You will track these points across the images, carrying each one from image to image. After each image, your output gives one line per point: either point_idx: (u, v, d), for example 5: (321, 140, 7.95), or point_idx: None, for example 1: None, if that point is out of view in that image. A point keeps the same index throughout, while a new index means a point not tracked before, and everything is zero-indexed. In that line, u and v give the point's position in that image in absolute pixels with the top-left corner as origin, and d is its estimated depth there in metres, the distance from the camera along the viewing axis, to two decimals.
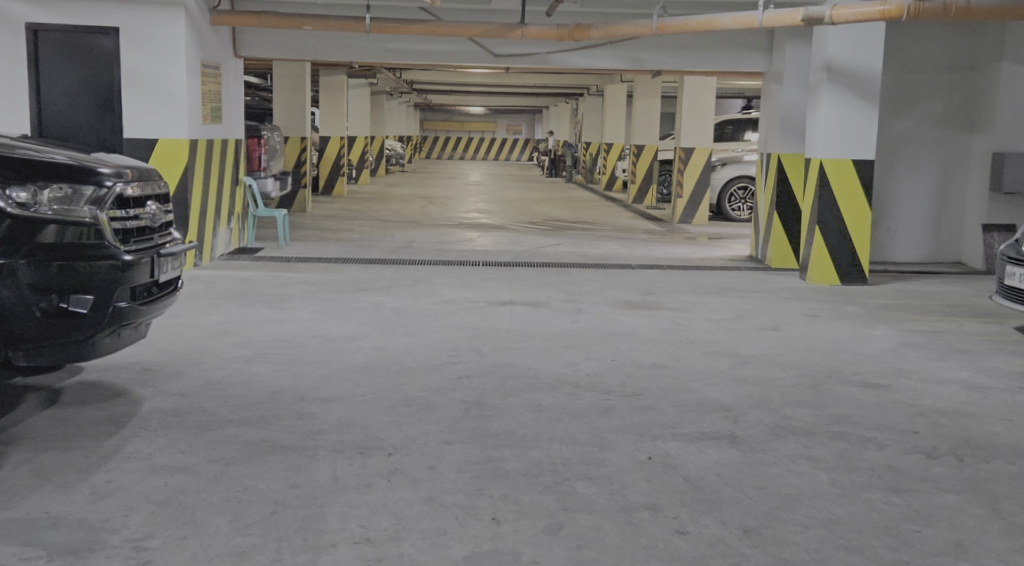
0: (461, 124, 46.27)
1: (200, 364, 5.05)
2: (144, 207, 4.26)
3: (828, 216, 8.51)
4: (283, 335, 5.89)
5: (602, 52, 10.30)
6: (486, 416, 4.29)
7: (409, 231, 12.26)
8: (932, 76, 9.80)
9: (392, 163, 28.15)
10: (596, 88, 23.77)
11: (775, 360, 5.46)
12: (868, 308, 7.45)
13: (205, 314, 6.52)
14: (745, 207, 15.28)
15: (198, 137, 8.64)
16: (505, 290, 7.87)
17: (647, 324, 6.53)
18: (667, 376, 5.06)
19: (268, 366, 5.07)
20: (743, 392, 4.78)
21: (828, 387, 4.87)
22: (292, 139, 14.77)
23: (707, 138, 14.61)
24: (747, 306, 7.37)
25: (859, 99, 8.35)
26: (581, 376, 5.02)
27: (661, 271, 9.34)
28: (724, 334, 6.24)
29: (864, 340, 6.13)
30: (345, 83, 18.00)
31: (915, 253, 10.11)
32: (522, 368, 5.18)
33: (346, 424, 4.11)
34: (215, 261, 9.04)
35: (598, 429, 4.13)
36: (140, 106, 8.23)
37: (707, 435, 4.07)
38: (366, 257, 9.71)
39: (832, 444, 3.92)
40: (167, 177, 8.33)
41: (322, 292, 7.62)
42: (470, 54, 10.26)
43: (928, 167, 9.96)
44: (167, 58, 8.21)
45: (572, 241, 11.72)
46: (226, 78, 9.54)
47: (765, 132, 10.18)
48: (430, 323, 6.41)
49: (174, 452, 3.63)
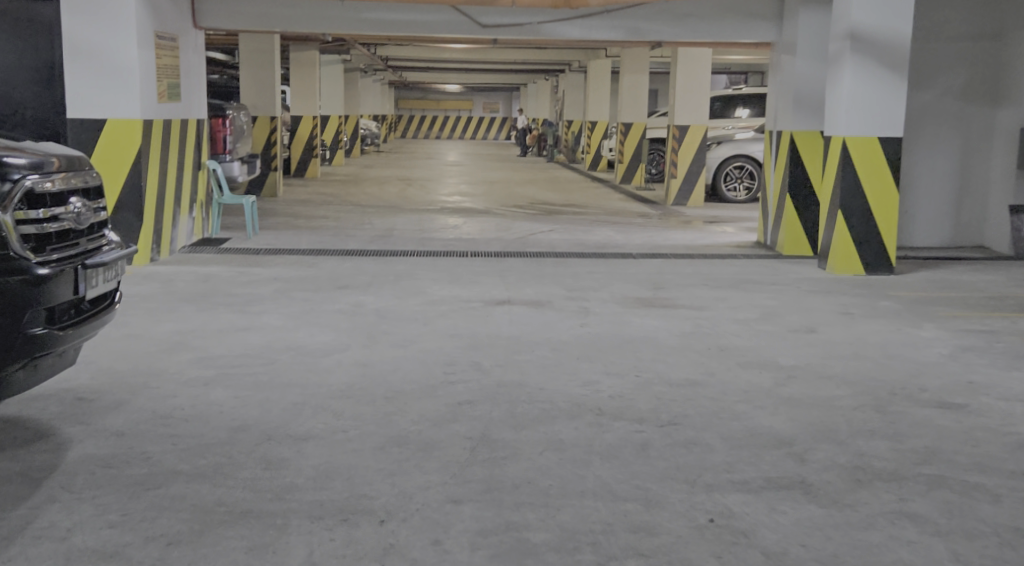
0: (437, 103, 45.13)
1: (147, 391, 4.19)
2: (66, 205, 3.41)
3: (852, 200, 7.73)
4: (249, 348, 5.04)
5: (598, 21, 9.48)
6: (498, 459, 3.48)
7: (389, 217, 11.39)
8: (954, 45, 9.07)
9: (367, 143, 27.11)
10: (579, 65, 22.89)
11: (824, 374, 4.68)
12: (905, 302, 6.70)
13: (157, 322, 5.64)
14: (741, 187, 14.51)
15: (153, 116, 7.71)
16: (500, 286, 7.05)
17: (666, 327, 5.74)
18: (704, 398, 4.27)
19: (229, 392, 4.22)
20: (800, 418, 3.99)
21: (898, 410, 4.10)
22: (261, 118, 13.77)
23: (701, 115, 13.79)
24: (772, 303, 6.59)
25: (885, 69, 7.58)
26: (605, 400, 4.23)
27: (666, 260, 8.55)
28: (755, 338, 5.47)
29: (916, 344, 5.38)
30: (317, 58, 17.04)
31: (934, 236, 9.39)
32: (533, 389, 4.37)
33: (324, 475, 3.29)
34: (175, 255, 8.13)
35: (638, 476, 3.34)
36: (86, 82, 7.32)
37: (774, 482, 3.29)
38: (343, 248, 8.84)
39: (933, 496, 3.16)
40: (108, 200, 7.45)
41: (295, 291, 6.76)
42: (454, 25, 9.39)
43: (948, 145, 9.23)
44: (115, 29, 7.27)
45: (564, 228, 10.92)
46: (186, 51, 8.61)
47: (774, 106, 9.40)
48: (419, 330, 5.58)
49: (100, 526, 2.81)
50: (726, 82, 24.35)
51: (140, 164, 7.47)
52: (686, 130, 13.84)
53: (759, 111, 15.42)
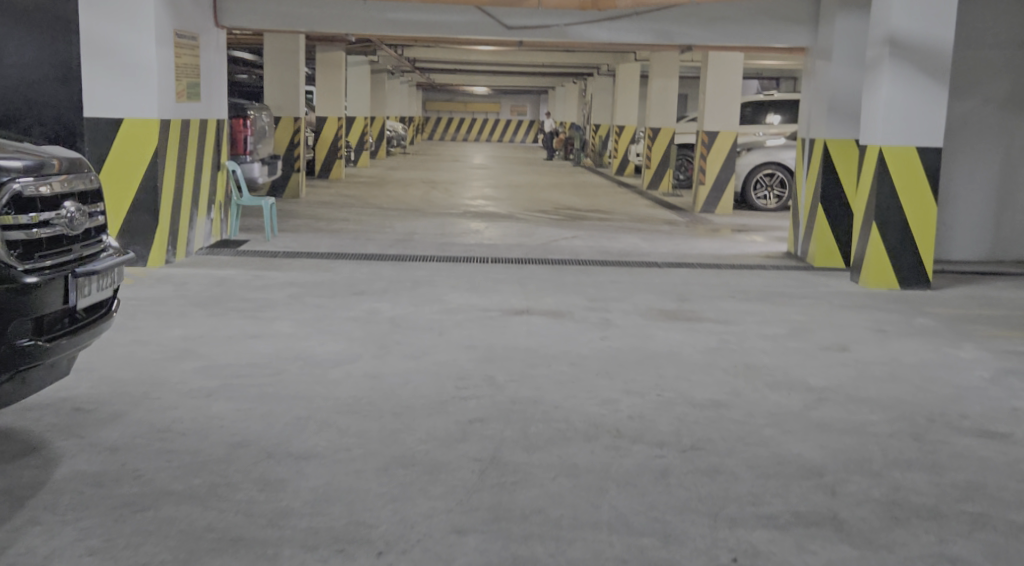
0: (464, 106, 45.02)
1: (147, 402, 4.03)
2: (58, 209, 3.25)
3: (888, 211, 7.46)
4: (257, 357, 4.88)
5: (627, 23, 9.27)
6: (508, 485, 3.28)
7: (411, 220, 11.23)
8: (997, 52, 8.77)
9: (393, 144, 27.02)
10: (608, 68, 22.65)
11: (857, 396, 4.44)
12: (942, 319, 6.42)
13: (166, 327, 5.49)
14: (771, 195, 14.19)
15: (171, 116, 7.58)
16: (519, 295, 6.85)
17: (690, 342, 5.51)
18: (729, 421, 4.04)
19: (232, 405, 4.05)
20: (832, 446, 3.76)
21: (937, 438, 3.86)
22: (284, 119, 13.65)
23: (731, 121, 13.51)
24: (801, 318, 6.34)
25: (925, 76, 7.31)
26: (624, 420, 4.02)
27: (692, 270, 8.31)
28: (784, 356, 5.23)
29: (955, 365, 5.12)
30: (343, 59, 16.94)
31: (973, 250, 9.07)
32: (548, 407, 4.17)
33: (323, 499, 3.10)
34: (191, 256, 8.01)
35: (656, 507, 3.12)
36: (103, 82, 7.22)
37: (803, 518, 3.06)
38: (362, 252, 8.68)
39: (977, 537, 2.92)
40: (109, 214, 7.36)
41: (309, 297, 6.59)
42: (479, 26, 9.21)
43: (989, 155, 8.92)
44: (134, 28, 7.16)
45: (588, 234, 10.70)
46: (207, 50, 8.48)
47: (808, 113, 9.12)
48: (433, 340, 5.39)
49: (80, 553, 2.64)
50: (758, 88, 24.03)
51: (156, 167, 7.34)
52: (716, 137, 13.57)
53: (791, 118, 15.13)
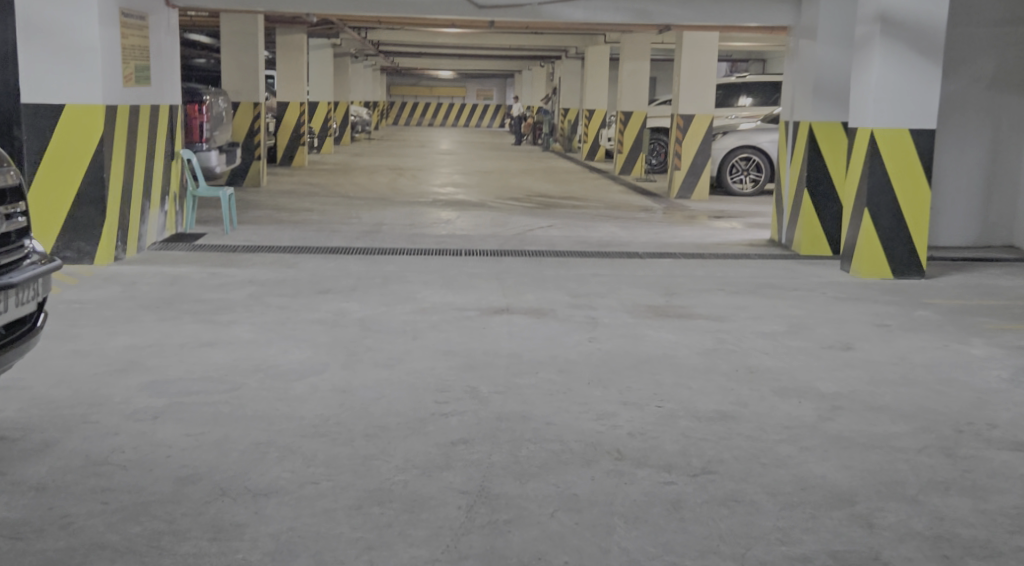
0: (430, 90, 44.32)
1: (83, 428, 3.53)
2: None
3: (880, 197, 7.10)
4: (213, 368, 4.40)
5: (603, 3, 8.84)
6: (500, 525, 2.85)
7: (378, 210, 10.72)
8: (985, 30, 8.45)
9: (358, 130, 26.40)
10: (576, 51, 22.18)
11: (874, 404, 4.06)
12: (945, 312, 6.08)
13: (110, 334, 4.98)
14: (748, 179, 13.82)
15: (118, 102, 7.01)
16: (497, 291, 6.41)
17: (685, 342, 5.11)
18: (741, 437, 3.65)
19: (182, 429, 3.57)
20: (857, 465, 3.37)
21: (971, 453, 3.49)
22: (243, 104, 13.01)
23: (707, 104, 13.11)
24: (798, 313, 5.97)
25: (919, 55, 6.94)
26: (623, 438, 3.61)
27: (676, 261, 7.91)
28: (787, 357, 4.85)
29: (970, 364, 4.76)
30: (305, 42, 16.26)
31: (961, 236, 8.74)
32: (539, 424, 3.74)
33: (286, 549, 2.65)
34: (143, 253, 7.47)
35: (674, 550, 2.71)
36: (41, 63, 6.63)
37: (842, 560, 2.67)
38: (327, 245, 8.18)
39: None
40: (33, 217, 6.83)
41: (270, 296, 6.10)
42: (446, 5, 8.71)
43: (977, 138, 8.60)
44: (74, 5, 6.59)
45: (564, 223, 10.28)
46: (157, 31, 7.90)
47: (792, 95, 8.74)
48: (407, 345, 4.94)
49: None
50: (727, 70, 23.71)
51: (101, 158, 6.79)
52: (691, 120, 13.17)
53: (764, 100, 14.80)
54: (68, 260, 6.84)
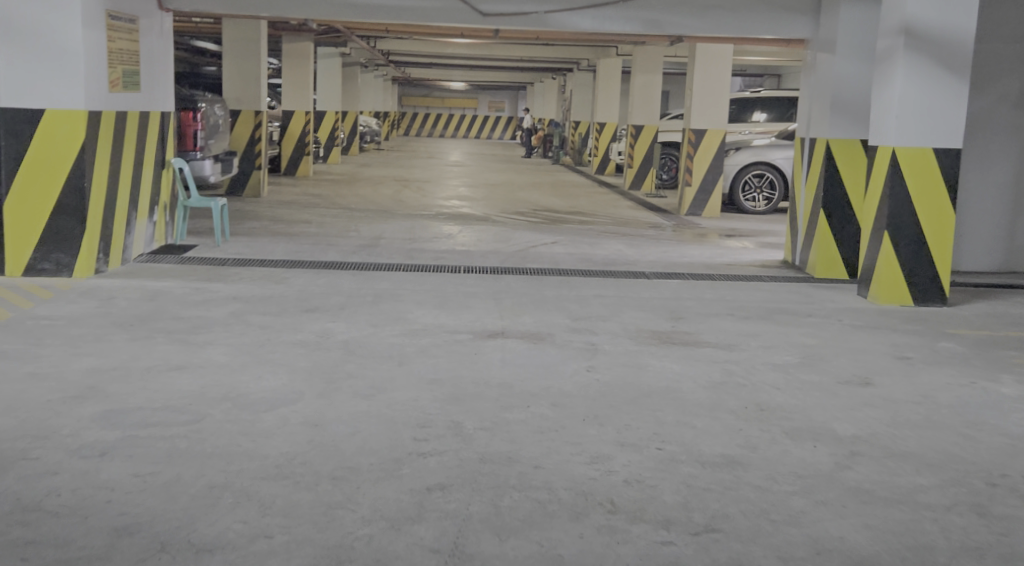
0: (441, 101, 44.09)
1: (20, 466, 3.20)
2: None
3: (901, 219, 6.73)
4: (178, 396, 4.06)
5: (612, 11, 8.50)
6: None
7: (378, 223, 10.40)
8: (1011, 47, 8.08)
9: (367, 140, 26.13)
10: (587, 63, 21.89)
11: (897, 451, 3.68)
12: (969, 343, 5.70)
13: (74, 355, 4.65)
14: (761, 197, 13.40)
15: (102, 107, 6.71)
16: (493, 312, 6.07)
17: (690, 374, 4.74)
18: (749, 488, 3.28)
19: (130, 468, 3.23)
20: (879, 525, 3.01)
21: (1006, 513, 3.11)
22: (244, 112, 12.73)
23: (720, 119, 12.75)
24: (812, 342, 5.59)
25: (943, 70, 6.59)
26: (619, 487, 3.25)
27: (683, 282, 7.55)
28: (801, 392, 4.48)
29: (1000, 404, 4.39)
30: (310, 49, 15.98)
31: (985, 261, 8.36)
32: (526, 468, 3.39)
33: None
34: (127, 265, 7.15)
35: None
36: (20, 66, 6.35)
37: None
38: (320, 260, 7.86)
39: None
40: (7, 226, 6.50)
41: (253, 315, 5.76)
42: (450, 12, 8.39)
43: (1003, 158, 8.22)
44: (56, 7, 6.30)
45: (569, 239, 9.93)
46: (148, 35, 7.60)
47: (808, 110, 8.38)
48: (390, 372, 4.60)
49: None
50: (741, 84, 23.37)
51: (82, 166, 6.48)
52: (703, 135, 12.82)
53: (779, 116, 14.44)
54: (46, 271, 6.54)
